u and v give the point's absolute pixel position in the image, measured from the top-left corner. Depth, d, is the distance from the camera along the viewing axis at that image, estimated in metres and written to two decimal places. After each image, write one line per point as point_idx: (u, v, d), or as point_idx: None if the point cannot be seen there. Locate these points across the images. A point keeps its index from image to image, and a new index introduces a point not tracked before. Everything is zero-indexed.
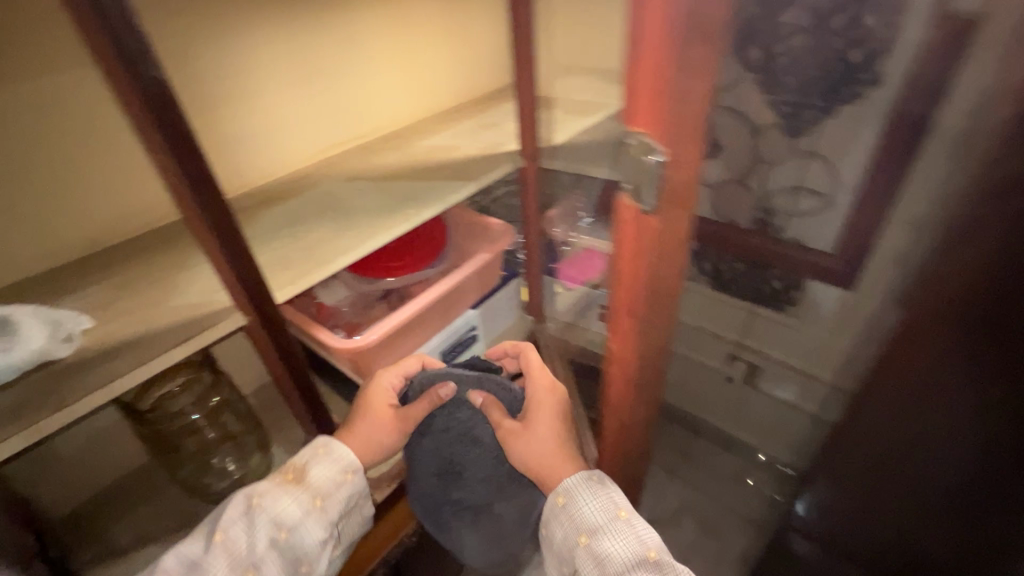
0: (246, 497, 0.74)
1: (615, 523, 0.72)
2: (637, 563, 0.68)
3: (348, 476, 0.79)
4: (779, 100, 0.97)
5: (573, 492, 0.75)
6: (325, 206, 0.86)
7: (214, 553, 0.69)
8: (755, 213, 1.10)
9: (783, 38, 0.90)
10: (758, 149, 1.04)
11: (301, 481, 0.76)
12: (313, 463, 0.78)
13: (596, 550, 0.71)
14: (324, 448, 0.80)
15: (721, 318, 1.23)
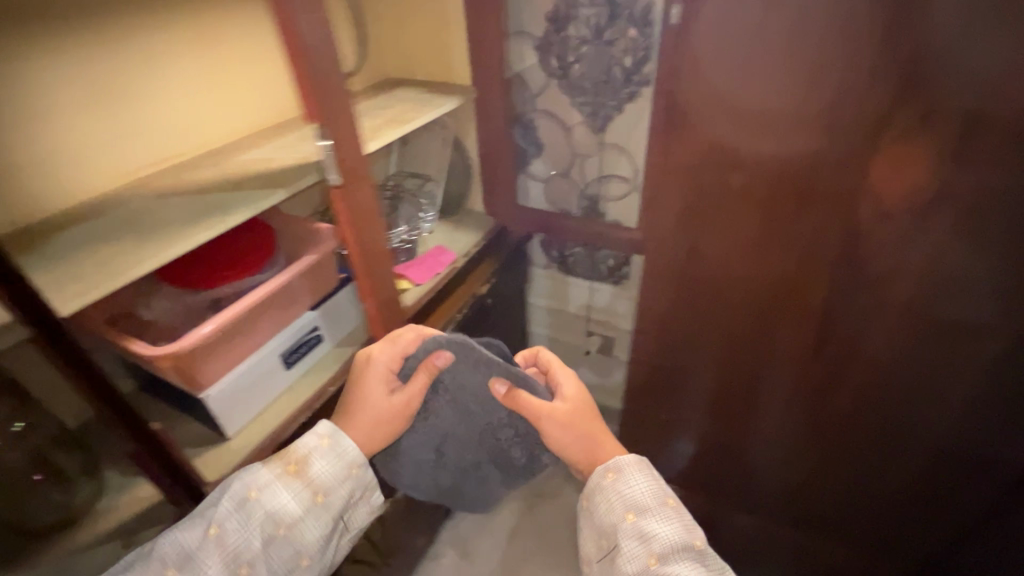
0: (246, 490, 0.71)
1: (663, 508, 0.76)
2: (682, 546, 0.72)
3: (352, 471, 0.78)
4: (581, 101, 1.15)
5: (625, 471, 0.79)
6: (126, 220, 0.71)
7: (210, 544, 0.68)
8: (582, 201, 1.30)
9: (572, 49, 1.09)
10: (573, 144, 1.23)
11: (302, 475, 0.74)
12: (313, 458, 0.76)
13: (640, 531, 0.74)
14: (327, 441, 0.77)
15: (575, 297, 1.51)
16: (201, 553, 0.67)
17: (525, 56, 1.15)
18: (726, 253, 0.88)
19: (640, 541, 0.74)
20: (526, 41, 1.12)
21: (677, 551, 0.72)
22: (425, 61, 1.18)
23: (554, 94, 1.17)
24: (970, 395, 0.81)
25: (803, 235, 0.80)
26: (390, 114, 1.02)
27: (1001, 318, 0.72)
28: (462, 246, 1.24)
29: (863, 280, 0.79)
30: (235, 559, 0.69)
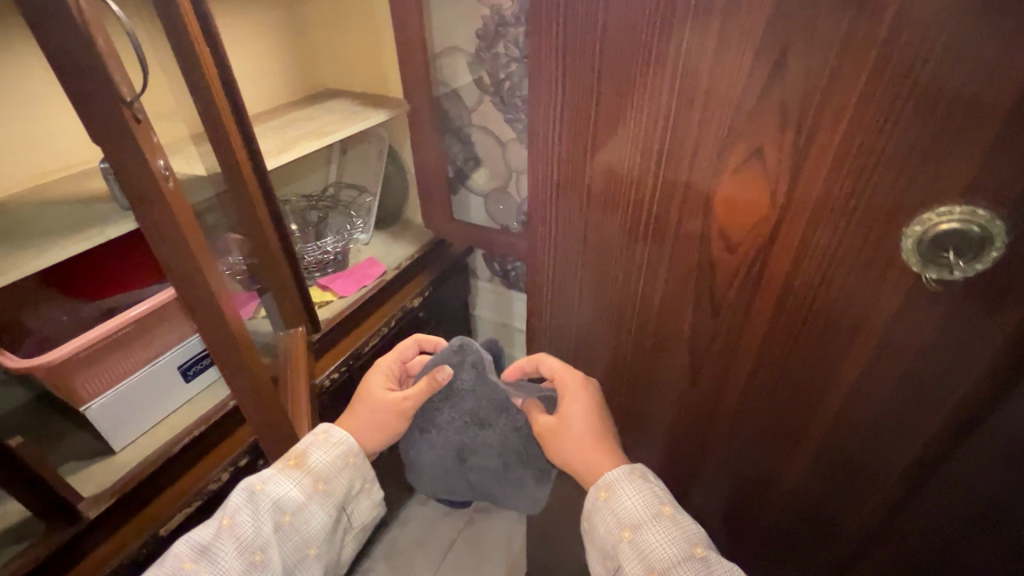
0: (249, 485, 0.71)
1: (660, 519, 0.65)
2: (681, 558, 0.62)
3: (349, 459, 0.79)
4: (514, 118, 1.16)
5: (613, 487, 0.69)
6: (13, 232, 0.71)
7: (222, 538, 0.66)
8: (520, 216, 1.29)
9: (503, 66, 1.09)
10: (509, 159, 1.23)
11: (303, 466, 0.75)
12: (312, 449, 0.77)
13: (642, 553, 0.64)
14: (324, 434, 0.79)
15: (517, 312, 1.51)
16: (215, 546, 0.66)
17: (459, 72, 1.15)
18: (598, 278, 0.65)
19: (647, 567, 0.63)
20: (458, 56, 1.13)
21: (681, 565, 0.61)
22: (360, 74, 1.18)
23: (488, 110, 1.18)
24: (926, 364, 0.52)
25: (697, 255, 0.56)
26: (314, 126, 1.02)
27: (907, 297, 0.48)
28: (395, 259, 1.23)
29: (755, 279, 0.54)
30: (250, 547, 0.67)
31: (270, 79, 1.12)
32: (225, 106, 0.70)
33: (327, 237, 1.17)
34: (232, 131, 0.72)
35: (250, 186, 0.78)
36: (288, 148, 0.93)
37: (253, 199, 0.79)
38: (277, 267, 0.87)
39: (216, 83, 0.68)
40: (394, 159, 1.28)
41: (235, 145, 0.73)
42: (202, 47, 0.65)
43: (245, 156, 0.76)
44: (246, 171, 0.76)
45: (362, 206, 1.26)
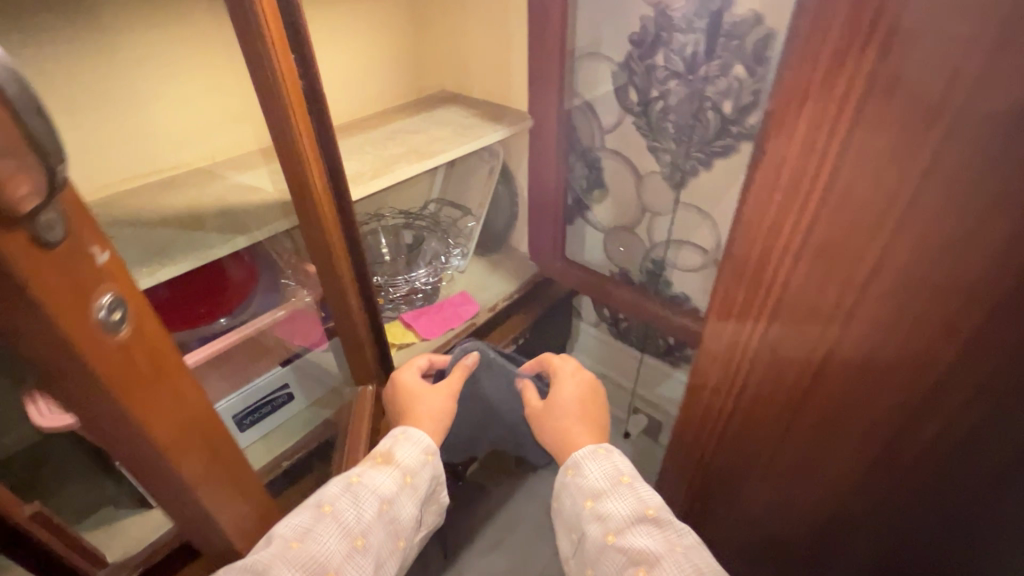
0: (346, 478, 0.65)
1: (618, 487, 0.60)
2: (634, 520, 0.57)
3: (429, 461, 0.70)
4: (661, 147, 0.91)
5: (577, 462, 0.64)
6: None
7: (321, 525, 0.59)
8: (645, 263, 1.06)
9: (658, 82, 0.85)
10: (643, 196, 0.99)
11: (393, 465, 0.67)
12: (398, 448, 0.69)
13: (602, 520, 0.59)
14: (405, 434, 0.71)
15: (622, 367, 1.28)
16: (312, 534, 0.58)
17: (599, 83, 0.93)
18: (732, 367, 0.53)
19: (604, 532, 0.58)
20: (602, 65, 0.90)
21: (641, 529, 0.56)
22: (481, 77, 1.00)
23: (630, 134, 0.94)
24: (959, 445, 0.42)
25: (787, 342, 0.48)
26: (420, 140, 0.86)
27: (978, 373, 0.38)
28: (492, 297, 1.05)
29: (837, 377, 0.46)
30: (351, 534, 0.60)
31: (381, 78, 0.98)
32: (307, 132, 0.55)
33: (420, 266, 1.01)
34: (312, 161, 0.57)
35: (330, 225, 0.62)
36: (384, 171, 0.77)
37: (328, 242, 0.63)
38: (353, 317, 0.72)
39: (298, 102, 0.53)
40: (506, 178, 1.09)
41: (314, 177, 0.58)
42: (282, 55, 0.50)
43: (328, 191, 0.60)
44: (328, 207, 0.61)
45: (463, 230, 1.08)
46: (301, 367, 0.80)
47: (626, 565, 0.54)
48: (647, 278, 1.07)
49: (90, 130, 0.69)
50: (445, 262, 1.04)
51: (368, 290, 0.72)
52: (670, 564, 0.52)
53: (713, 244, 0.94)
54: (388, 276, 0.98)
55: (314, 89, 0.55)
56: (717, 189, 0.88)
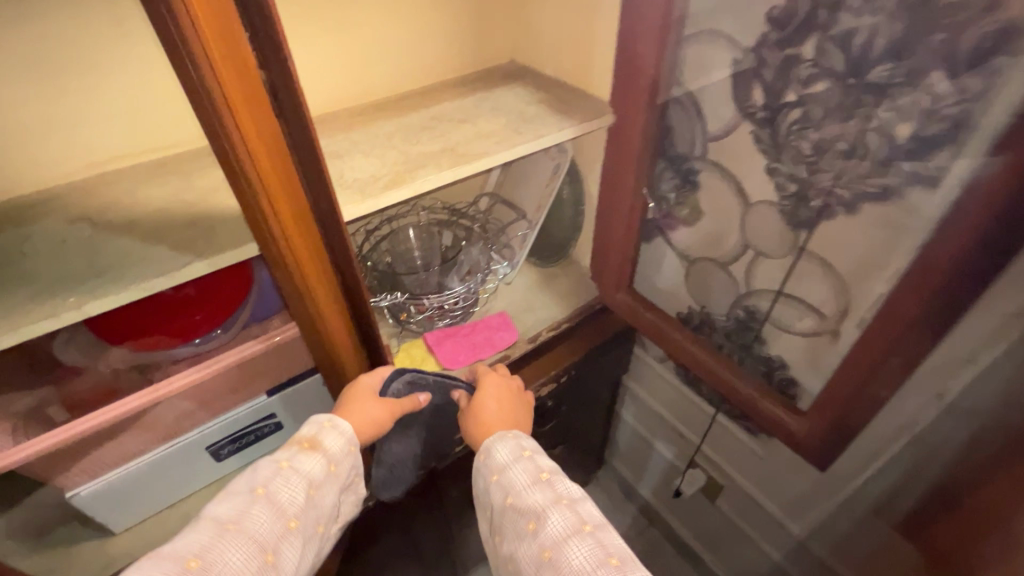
0: (275, 462, 0.55)
1: (519, 461, 0.64)
2: (530, 484, 0.62)
3: (353, 452, 0.61)
4: (786, 172, 0.66)
5: (488, 446, 0.67)
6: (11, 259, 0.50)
7: (254, 508, 0.50)
8: (735, 310, 0.83)
9: (800, 84, 0.60)
10: (747, 228, 0.75)
11: (323, 451, 0.58)
12: (328, 433, 0.59)
13: (504, 486, 0.63)
14: (334, 422, 0.60)
15: (684, 414, 1.07)
16: (246, 516, 0.50)
17: (713, 74, 0.68)
18: None
19: (505, 494, 0.62)
20: (723, 48, 0.66)
21: (535, 489, 0.61)
22: (561, 52, 0.79)
23: (745, 146, 0.70)
24: None
25: None
26: (463, 135, 0.67)
27: None
28: (536, 324, 0.88)
29: None
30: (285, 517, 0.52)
31: (437, 44, 0.80)
32: (257, 128, 0.39)
33: (456, 278, 0.85)
34: (267, 166, 0.41)
35: (301, 239, 0.48)
36: (405, 178, 0.60)
37: (296, 262, 0.49)
38: (334, 335, 0.59)
39: (239, 91, 0.37)
40: (574, 179, 0.89)
41: (272, 186, 0.43)
42: (215, 27, 0.33)
43: (297, 198, 0.46)
44: (297, 219, 0.46)
45: (514, 238, 0.90)
46: (294, 395, 0.67)
47: (520, 519, 0.60)
48: (736, 328, 0.85)
49: (88, 97, 0.59)
50: (485, 277, 0.86)
51: (355, 300, 0.59)
52: (557, 516, 0.58)
53: (834, 311, 0.70)
54: (417, 289, 0.81)
55: (282, 77, 0.38)
56: (859, 241, 0.63)
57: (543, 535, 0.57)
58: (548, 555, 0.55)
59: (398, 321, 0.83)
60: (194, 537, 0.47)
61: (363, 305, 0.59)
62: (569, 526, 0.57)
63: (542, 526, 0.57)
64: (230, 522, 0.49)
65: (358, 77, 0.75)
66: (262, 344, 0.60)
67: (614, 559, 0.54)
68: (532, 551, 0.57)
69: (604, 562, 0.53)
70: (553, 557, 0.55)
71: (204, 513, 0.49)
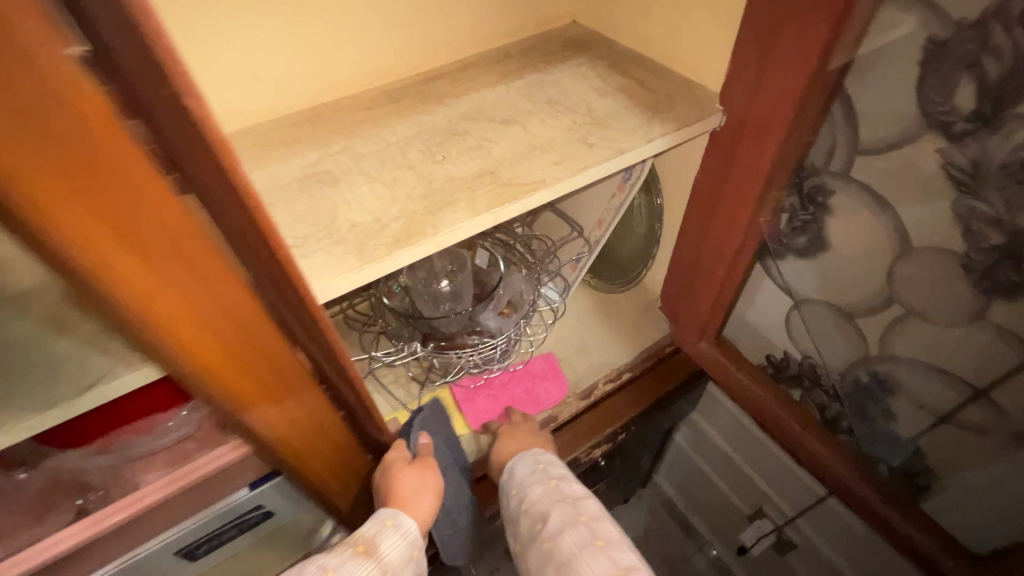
0: (321, 567, 0.43)
1: (531, 475, 0.56)
2: (539, 491, 0.55)
3: (415, 556, 0.49)
4: (993, 217, 0.44)
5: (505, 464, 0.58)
6: None
7: None
8: (861, 374, 0.63)
9: None
10: (901, 278, 0.54)
11: (378, 558, 0.46)
12: (387, 535, 0.47)
13: (514, 491, 0.56)
14: (397, 519, 0.48)
15: (758, 462, 0.90)
16: None
17: (891, 58, 0.45)
18: None
19: (515, 501, 0.56)
20: (917, 20, 0.42)
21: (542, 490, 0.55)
22: (650, 15, 0.56)
23: (921, 170, 0.47)
24: None
25: None
26: (509, 149, 0.47)
27: None
28: (590, 371, 0.70)
29: None
30: None
31: (478, 2, 0.58)
32: (103, 201, 0.20)
33: (493, 311, 0.67)
34: (140, 270, 0.23)
35: (239, 365, 0.30)
36: (425, 226, 0.41)
37: (227, 391, 0.31)
38: (311, 452, 0.41)
39: (45, 151, 0.18)
40: (651, 186, 0.68)
41: (165, 306, 0.25)
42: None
43: (231, 311, 0.28)
44: (229, 340, 0.29)
45: (567, 258, 0.72)
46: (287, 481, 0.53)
47: (526, 521, 0.54)
48: (855, 395, 0.65)
49: None
50: (531, 311, 0.68)
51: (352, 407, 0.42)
52: (559, 516, 0.53)
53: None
54: (445, 331, 0.65)
55: (165, 115, 0.20)
56: None
57: (544, 536, 0.52)
58: (550, 557, 0.51)
59: (422, 370, 0.66)
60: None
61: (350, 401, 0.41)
62: (568, 521, 0.52)
63: (547, 530, 0.52)
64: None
65: (366, 54, 0.55)
66: (234, 455, 0.42)
67: (601, 541, 0.50)
68: (536, 551, 0.52)
69: (591, 545, 0.50)
70: (553, 547, 0.51)
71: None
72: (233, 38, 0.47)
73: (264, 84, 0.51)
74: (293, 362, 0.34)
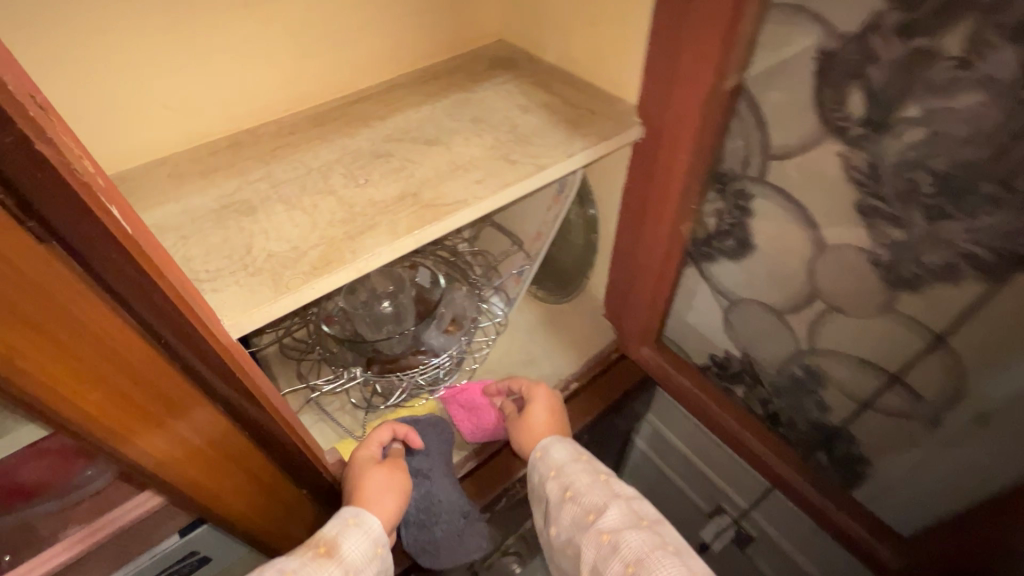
0: (280, 569, 0.37)
1: (577, 466, 0.52)
2: (588, 483, 0.50)
3: (381, 556, 0.42)
4: (890, 214, 0.47)
5: (542, 445, 0.54)
6: None
7: None
8: (794, 368, 0.65)
9: (933, 93, 0.40)
10: (818, 276, 0.56)
11: (340, 558, 0.40)
12: (350, 534, 0.41)
13: (558, 481, 0.51)
14: (360, 517, 0.43)
15: (712, 459, 0.92)
16: None
17: (788, 67, 0.47)
18: None
19: (562, 491, 0.51)
20: (808, 33, 0.45)
21: (591, 484, 0.50)
22: (570, 33, 0.58)
23: (825, 173, 0.50)
24: None
25: None
26: (432, 169, 0.47)
27: None
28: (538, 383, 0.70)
29: None
30: None
31: (400, 25, 0.58)
32: None
33: (437, 330, 0.66)
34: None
35: (133, 406, 0.28)
36: (344, 252, 0.40)
37: (111, 430, 0.28)
38: (227, 488, 0.38)
39: None
40: (583, 198, 0.70)
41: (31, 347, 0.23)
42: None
43: (117, 352, 0.26)
44: (117, 384, 0.27)
45: (509, 272, 0.72)
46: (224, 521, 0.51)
47: (574, 514, 0.49)
48: (791, 389, 0.67)
49: None
50: (473, 328, 0.68)
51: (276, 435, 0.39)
52: (617, 511, 0.47)
53: (940, 394, 0.52)
54: (389, 353, 0.64)
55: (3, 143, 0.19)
56: (994, 318, 0.44)
57: (600, 529, 0.46)
58: (612, 551, 0.44)
59: (365, 396, 0.65)
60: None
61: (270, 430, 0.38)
62: (628, 518, 0.47)
63: (598, 521, 0.47)
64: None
65: (286, 81, 0.54)
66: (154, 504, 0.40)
67: (672, 546, 0.44)
68: (592, 545, 0.46)
69: (660, 545, 0.44)
70: (614, 542, 0.45)
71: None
72: (138, 69, 0.46)
73: (177, 114, 0.50)
74: (195, 395, 0.31)
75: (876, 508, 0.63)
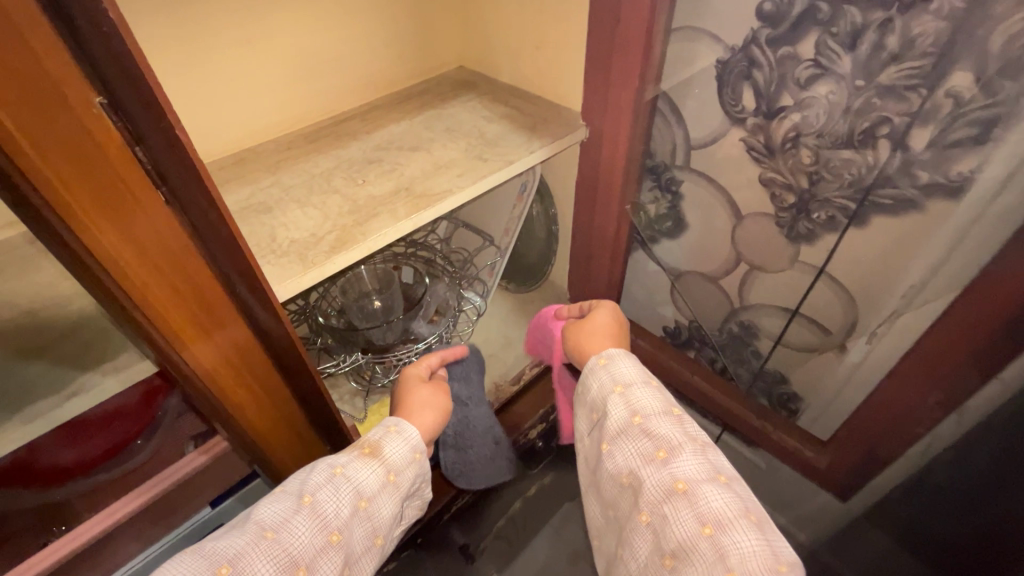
0: (329, 466, 0.42)
1: (650, 394, 0.50)
2: (660, 415, 0.48)
3: (419, 460, 0.47)
4: (783, 183, 0.59)
5: (610, 356, 0.53)
6: None
7: (300, 517, 0.39)
8: (730, 325, 0.76)
9: (798, 87, 0.52)
10: (738, 241, 0.68)
11: (382, 460, 0.44)
12: (391, 440, 0.46)
13: (626, 404, 0.49)
14: (399, 426, 0.47)
15: None
16: (290, 528, 0.38)
17: (695, 74, 0.60)
18: None
19: (629, 415, 0.48)
20: (707, 47, 0.57)
21: (666, 421, 0.47)
22: (521, 58, 0.70)
23: (733, 155, 0.62)
24: None
25: None
26: (418, 169, 0.57)
27: None
28: (517, 360, 0.79)
29: None
30: (313, 547, 0.38)
31: (378, 57, 0.69)
32: (89, 177, 0.25)
33: (424, 320, 0.74)
34: (119, 232, 0.28)
35: (202, 330, 0.35)
36: (355, 235, 0.48)
37: (184, 348, 0.35)
38: (260, 417, 0.45)
39: (49, 135, 0.23)
40: (543, 196, 0.81)
41: (142, 270, 0.30)
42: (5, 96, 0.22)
43: (197, 284, 0.33)
44: (194, 309, 0.34)
45: (483, 265, 0.82)
46: (247, 495, 0.56)
47: (641, 446, 0.47)
48: (730, 343, 0.78)
49: None
50: (456, 315, 0.76)
51: (311, 392, 0.47)
52: (695, 460, 0.45)
53: (842, 327, 0.64)
54: (381, 342, 0.71)
55: (145, 121, 0.26)
56: (869, 255, 0.56)
57: (675, 474, 0.44)
58: (687, 499, 0.43)
59: (363, 381, 0.72)
60: (231, 539, 0.37)
61: (302, 371, 0.45)
62: (705, 471, 0.44)
63: (671, 461, 0.45)
64: (270, 530, 0.37)
65: (282, 106, 0.63)
66: (207, 456, 0.49)
67: (752, 512, 0.43)
68: (660, 485, 0.44)
69: (743, 511, 0.42)
70: (688, 495, 0.43)
71: (248, 515, 0.39)
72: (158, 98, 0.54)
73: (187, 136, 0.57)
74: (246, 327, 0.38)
75: (816, 436, 0.74)
